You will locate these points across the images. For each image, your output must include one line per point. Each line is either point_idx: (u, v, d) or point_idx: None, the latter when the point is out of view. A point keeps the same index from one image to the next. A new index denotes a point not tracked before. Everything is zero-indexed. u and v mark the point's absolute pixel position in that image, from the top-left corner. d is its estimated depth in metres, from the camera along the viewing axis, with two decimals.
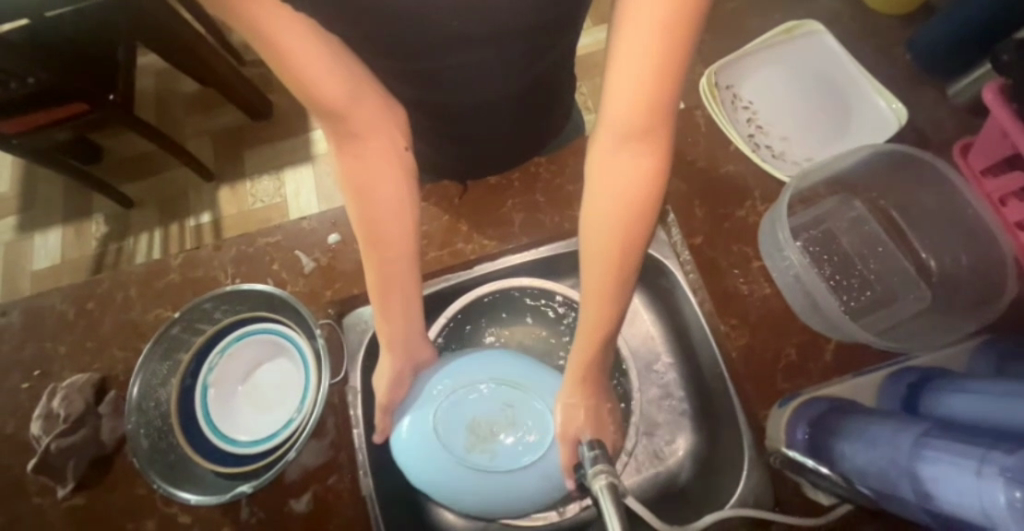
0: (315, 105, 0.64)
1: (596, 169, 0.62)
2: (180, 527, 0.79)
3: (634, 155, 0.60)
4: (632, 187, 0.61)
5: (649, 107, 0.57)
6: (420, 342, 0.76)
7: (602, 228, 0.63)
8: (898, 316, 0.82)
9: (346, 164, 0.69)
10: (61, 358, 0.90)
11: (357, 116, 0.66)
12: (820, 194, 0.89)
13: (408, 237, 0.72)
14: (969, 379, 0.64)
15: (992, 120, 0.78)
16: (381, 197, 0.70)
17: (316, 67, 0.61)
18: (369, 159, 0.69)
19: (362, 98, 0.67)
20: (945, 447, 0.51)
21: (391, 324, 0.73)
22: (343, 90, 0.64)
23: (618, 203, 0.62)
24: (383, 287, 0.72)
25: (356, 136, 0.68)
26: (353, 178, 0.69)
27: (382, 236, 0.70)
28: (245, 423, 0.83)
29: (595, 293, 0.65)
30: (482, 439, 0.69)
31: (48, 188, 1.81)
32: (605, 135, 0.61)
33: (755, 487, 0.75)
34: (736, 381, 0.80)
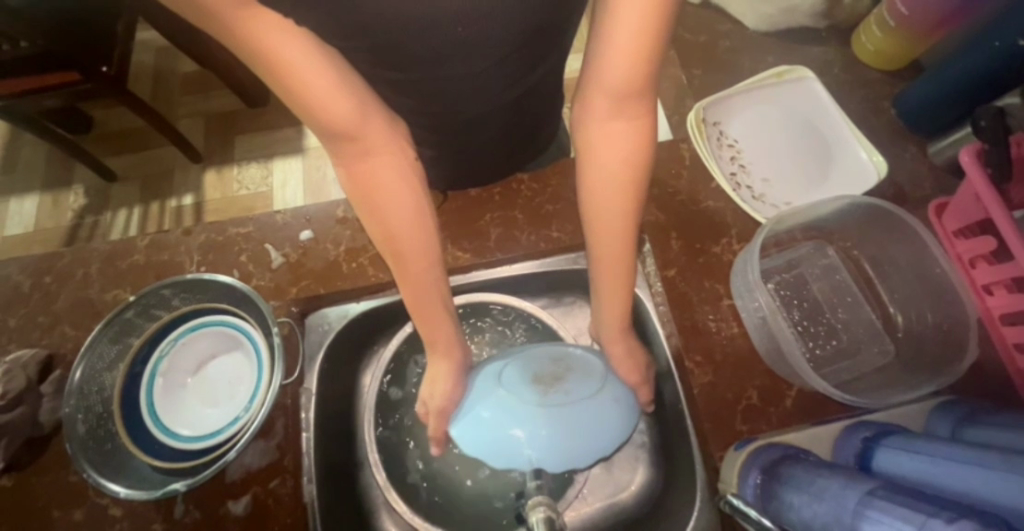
0: (325, 129, 0.62)
1: (594, 136, 0.65)
2: (109, 519, 0.76)
3: (628, 117, 0.63)
4: (631, 168, 0.65)
5: (640, 72, 0.59)
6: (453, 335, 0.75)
7: (605, 190, 0.67)
8: (861, 368, 0.82)
9: (357, 185, 0.67)
10: (9, 331, 0.87)
11: (368, 135, 0.64)
12: (796, 239, 0.89)
13: (422, 228, 0.71)
14: (922, 439, 0.64)
15: (968, 183, 0.78)
16: (397, 208, 0.68)
17: (323, 93, 0.59)
18: (384, 174, 0.67)
19: (372, 117, 0.64)
20: (891, 509, 0.50)
21: (429, 330, 0.73)
22: (349, 102, 0.61)
23: (622, 168, 0.65)
24: (406, 282, 0.71)
25: (362, 144, 0.65)
26: (369, 193, 0.67)
27: (405, 247, 0.69)
28: (192, 416, 0.82)
29: (610, 257, 0.69)
30: (551, 386, 0.66)
31: (30, 154, 1.77)
32: (598, 102, 0.63)
33: (703, 529, 0.74)
34: (696, 419, 0.79)
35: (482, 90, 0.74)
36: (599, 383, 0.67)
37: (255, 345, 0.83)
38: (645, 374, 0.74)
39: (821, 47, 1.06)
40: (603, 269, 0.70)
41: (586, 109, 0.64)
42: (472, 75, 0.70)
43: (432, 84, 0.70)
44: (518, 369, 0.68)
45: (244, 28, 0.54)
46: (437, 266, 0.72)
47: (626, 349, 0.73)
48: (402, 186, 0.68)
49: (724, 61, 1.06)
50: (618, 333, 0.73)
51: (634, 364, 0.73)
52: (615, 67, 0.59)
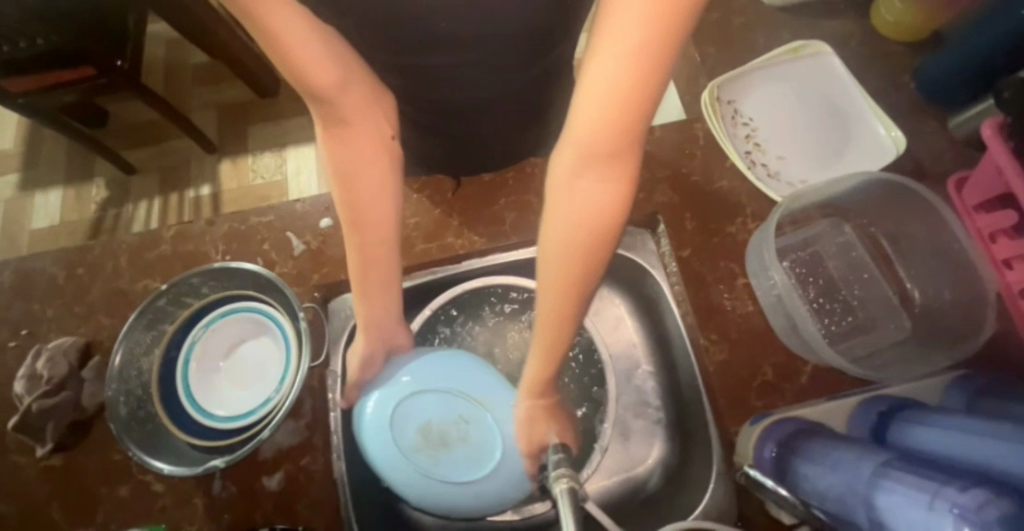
0: (301, 86, 0.62)
1: (557, 187, 0.58)
2: (153, 495, 0.80)
3: (598, 178, 0.56)
4: (586, 234, 0.58)
5: (620, 132, 0.52)
6: (394, 326, 0.77)
7: (558, 248, 0.60)
8: (876, 343, 0.82)
9: (332, 148, 0.68)
10: (48, 320, 0.91)
11: (347, 101, 0.65)
12: (812, 216, 0.89)
13: (388, 222, 0.72)
14: (938, 412, 0.65)
15: (987, 155, 0.78)
16: (364, 181, 0.70)
17: (306, 54, 0.59)
18: (356, 143, 0.68)
19: (352, 87, 0.65)
20: (903, 478, 0.51)
21: (371, 309, 0.74)
22: (336, 78, 0.62)
23: (580, 228, 0.58)
24: (362, 272, 0.72)
25: (344, 122, 0.67)
26: (339, 159, 0.69)
27: (367, 219, 0.70)
28: (225, 398, 0.85)
29: (548, 313, 0.63)
30: (438, 439, 0.73)
31: (51, 148, 1.81)
32: (566, 152, 0.56)
33: (720, 500, 0.77)
34: (711, 395, 0.81)
35: (496, 75, 0.74)
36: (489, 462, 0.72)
37: (282, 330, 0.86)
38: (538, 449, 0.70)
39: (838, 21, 1.04)
40: (538, 325, 0.64)
41: (556, 159, 0.58)
42: (487, 59, 0.70)
43: (447, 68, 0.71)
44: (426, 401, 0.74)
45: None
46: (395, 258, 0.74)
47: (545, 411, 0.70)
48: (373, 165, 0.70)
49: (738, 38, 1.04)
50: (538, 391, 0.69)
51: (549, 424, 0.70)
52: (592, 119, 0.52)
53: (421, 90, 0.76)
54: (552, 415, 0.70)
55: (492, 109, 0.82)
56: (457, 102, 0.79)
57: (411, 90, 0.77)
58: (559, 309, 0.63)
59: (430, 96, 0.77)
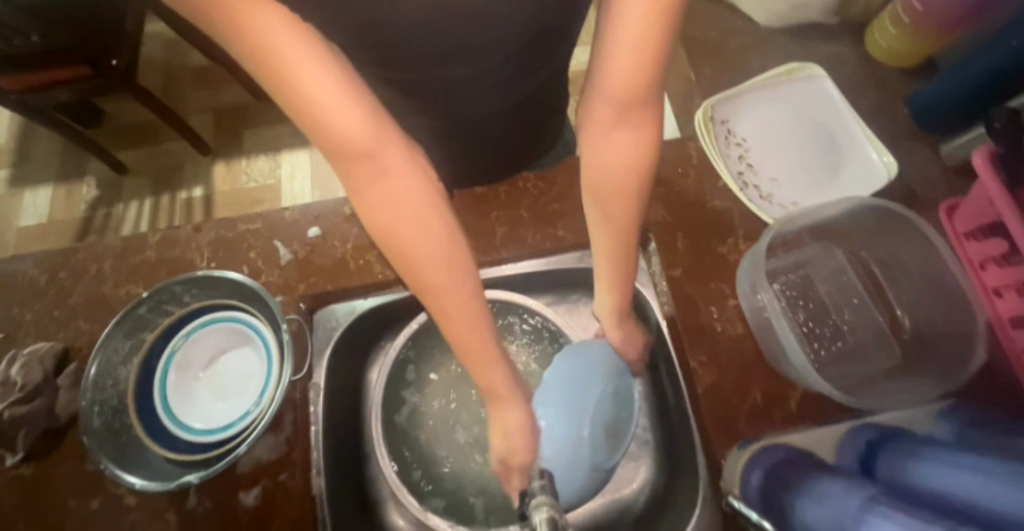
0: (337, 153, 0.54)
1: (597, 142, 0.62)
2: (125, 508, 0.78)
3: (634, 126, 0.60)
4: (634, 173, 0.62)
5: (645, 78, 0.55)
6: (512, 383, 0.68)
7: (610, 195, 0.65)
8: (866, 369, 0.82)
9: (379, 214, 0.58)
10: (26, 325, 0.89)
11: (384, 155, 0.55)
12: (804, 239, 0.89)
13: (469, 278, 0.62)
14: (925, 443, 0.64)
15: (980, 184, 0.77)
16: (433, 246, 0.59)
17: (338, 111, 0.51)
18: (407, 201, 0.58)
19: (389, 135, 0.56)
20: (893, 516, 0.50)
21: (486, 376, 0.66)
22: (368, 128, 0.53)
23: (625, 174, 0.62)
24: (456, 335, 0.64)
25: (387, 178, 0.56)
26: (392, 230, 0.58)
27: (446, 287, 0.60)
28: (205, 410, 0.84)
29: (610, 248, 0.69)
30: (611, 430, 0.76)
31: (43, 146, 1.79)
32: (603, 111, 0.59)
33: (705, 526, 0.75)
34: (699, 418, 0.80)
35: (491, 92, 0.74)
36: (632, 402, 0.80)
37: (264, 342, 0.85)
38: (641, 353, 0.81)
39: (832, 45, 1.05)
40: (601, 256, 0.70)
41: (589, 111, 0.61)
42: (480, 76, 0.70)
43: (440, 84, 0.70)
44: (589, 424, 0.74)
45: (247, 38, 0.47)
46: (486, 314, 0.64)
47: (624, 333, 0.78)
48: (432, 223, 0.59)
49: (734, 59, 1.05)
50: (616, 320, 0.76)
51: (631, 343, 0.79)
52: (620, 76, 0.55)
53: (414, 106, 0.75)
54: (627, 332, 0.78)
55: (487, 125, 0.82)
56: (449, 117, 0.78)
57: (402, 105, 0.75)
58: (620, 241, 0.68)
59: (422, 111, 0.76)
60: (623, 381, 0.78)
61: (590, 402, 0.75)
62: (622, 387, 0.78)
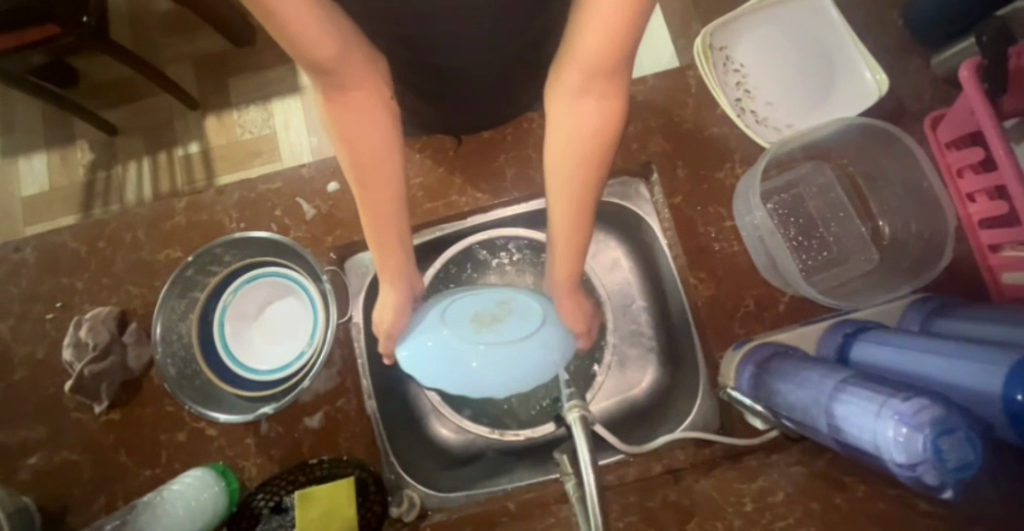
0: (305, 62, 0.61)
1: (559, 107, 0.64)
2: (208, 438, 0.91)
3: (601, 94, 0.62)
4: (597, 138, 0.65)
5: (616, 47, 0.58)
6: (410, 269, 0.80)
7: (564, 167, 0.67)
8: (849, 275, 0.91)
9: (333, 116, 0.68)
10: (80, 292, 0.96)
11: (345, 65, 0.64)
12: (797, 159, 0.94)
13: (395, 182, 0.73)
14: (894, 332, 0.75)
15: (963, 97, 0.81)
16: (367, 143, 0.70)
17: (304, 23, 0.57)
18: (355, 104, 0.67)
19: (351, 53, 0.64)
20: (859, 392, 0.62)
21: (382, 261, 0.78)
22: (332, 47, 0.60)
23: (581, 143, 0.65)
24: (372, 226, 0.75)
25: (342, 89, 0.66)
26: (340, 123, 0.68)
27: (372, 178, 0.71)
28: (263, 354, 0.94)
29: (564, 223, 0.71)
30: (484, 323, 0.73)
31: (26, 111, 1.75)
32: (569, 75, 0.62)
33: (704, 413, 0.90)
34: (699, 327, 0.91)
35: (496, 41, 0.75)
36: (535, 327, 0.74)
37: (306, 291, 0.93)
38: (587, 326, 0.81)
39: None
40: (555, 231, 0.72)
41: (561, 78, 0.63)
42: (484, 25, 0.71)
43: (446, 35, 0.71)
44: (458, 309, 0.75)
45: None
46: (403, 215, 0.75)
47: (575, 307, 0.79)
48: (372, 125, 0.69)
49: None
50: (570, 289, 0.78)
51: (581, 315, 0.80)
52: (594, 43, 0.58)
53: (421, 58, 0.77)
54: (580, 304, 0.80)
55: (492, 73, 0.84)
56: (456, 68, 0.80)
57: (408, 57, 0.77)
58: (571, 211, 0.70)
59: (430, 63, 0.78)
60: (527, 299, 0.77)
61: (478, 293, 0.77)
62: (519, 302, 0.76)
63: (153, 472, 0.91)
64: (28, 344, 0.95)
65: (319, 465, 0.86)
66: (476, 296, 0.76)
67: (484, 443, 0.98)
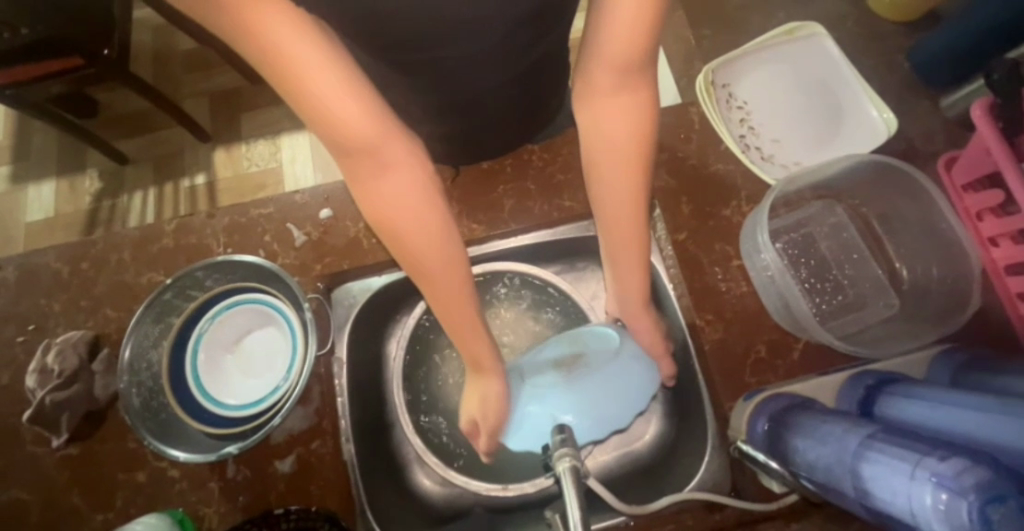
0: (345, 148, 0.59)
1: (592, 109, 0.66)
2: (169, 480, 0.83)
3: (631, 92, 0.64)
4: (639, 134, 0.66)
5: (640, 46, 0.59)
6: (489, 355, 0.74)
7: (612, 166, 0.68)
8: (867, 321, 0.85)
9: (379, 203, 0.64)
10: (55, 314, 0.92)
11: (384, 145, 0.61)
12: (805, 198, 0.91)
13: (458, 264, 0.69)
14: (924, 386, 0.68)
15: (977, 137, 0.78)
16: (415, 225, 0.65)
17: (339, 110, 0.56)
18: (405, 192, 0.64)
19: (389, 131, 0.61)
20: (887, 449, 0.54)
21: (465, 344, 0.73)
22: (370, 126, 0.58)
23: (627, 143, 0.66)
24: (444, 312, 0.71)
25: (386, 171, 0.62)
26: (383, 212, 0.65)
27: (434, 268, 0.67)
28: (235, 387, 0.88)
29: (620, 231, 0.71)
30: (569, 365, 0.77)
31: (41, 139, 1.78)
32: (598, 74, 0.63)
33: (715, 471, 0.80)
34: (706, 375, 0.83)
35: (493, 70, 0.74)
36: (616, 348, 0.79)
37: (287, 321, 0.89)
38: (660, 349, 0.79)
39: (833, 2, 1.04)
40: (614, 237, 0.72)
41: (588, 81, 0.64)
42: (484, 55, 0.70)
43: (439, 63, 0.70)
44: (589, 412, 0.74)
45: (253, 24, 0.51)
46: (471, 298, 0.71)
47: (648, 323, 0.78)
48: (424, 208, 0.65)
49: (732, 22, 1.05)
50: (639, 307, 0.76)
51: (655, 336, 0.79)
52: (615, 44, 0.59)
53: (420, 87, 0.76)
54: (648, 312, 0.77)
55: (489, 103, 0.83)
56: (453, 97, 0.79)
57: (407, 84, 0.76)
58: (627, 214, 0.70)
59: (426, 90, 0.77)
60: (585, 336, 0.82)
61: (545, 349, 0.83)
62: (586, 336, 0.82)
63: (105, 516, 0.83)
64: None
65: (285, 516, 0.76)
66: (541, 352, 0.82)
67: (472, 499, 0.88)
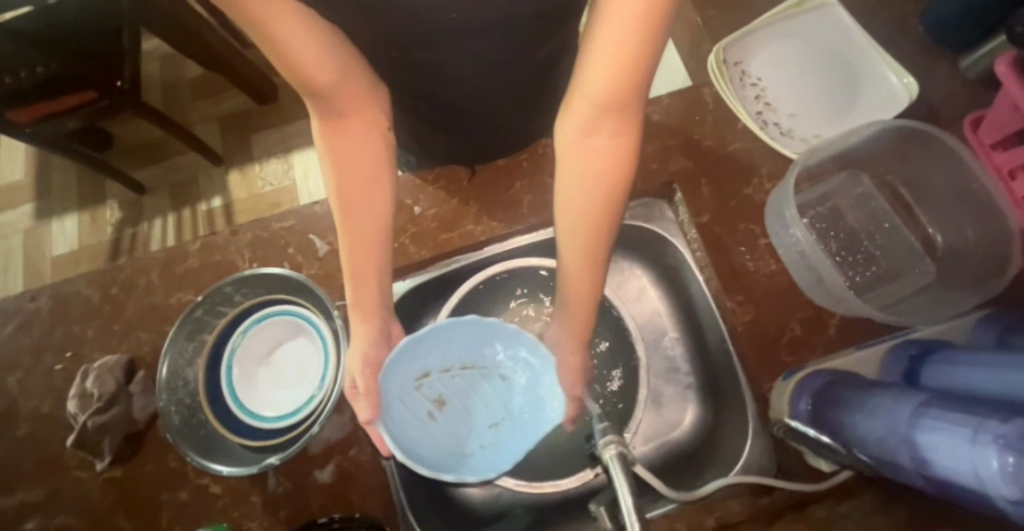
0: (299, 83, 0.64)
1: (570, 143, 0.64)
2: (211, 497, 0.84)
3: (610, 131, 0.63)
4: (609, 170, 0.65)
5: (626, 84, 0.58)
6: (391, 314, 0.78)
7: (581, 196, 0.67)
8: (905, 290, 0.83)
9: (328, 136, 0.70)
10: (90, 341, 0.94)
11: (341, 95, 0.67)
12: (829, 171, 0.89)
13: (381, 220, 0.74)
14: (969, 350, 0.66)
15: (1003, 92, 0.77)
16: (353, 173, 0.72)
17: (302, 49, 0.60)
18: (354, 134, 0.71)
19: (350, 80, 0.67)
20: (943, 415, 0.53)
21: (367, 309, 0.75)
22: (330, 71, 0.64)
23: (598, 175, 0.65)
24: (357, 275, 0.74)
25: (339, 114, 0.69)
26: (329, 151, 0.71)
27: (358, 214, 0.72)
28: (270, 400, 0.88)
29: (577, 253, 0.69)
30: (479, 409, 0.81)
31: (61, 175, 1.83)
32: (583, 111, 0.62)
33: (759, 455, 0.79)
34: (742, 357, 0.82)
35: (505, 64, 0.74)
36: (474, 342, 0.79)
37: (318, 331, 0.89)
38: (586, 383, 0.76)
39: None
40: (571, 254, 0.70)
41: (568, 116, 0.64)
42: (496, 49, 0.70)
43: (453, 61, 0.70)
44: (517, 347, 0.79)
45: None
46: (385, 258, 0.75)
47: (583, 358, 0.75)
48: (367, 155, 0.72)
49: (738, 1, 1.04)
50: (576, 343, 0.75)
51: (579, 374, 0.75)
52: (600, 81, 0.58)
53: (435, 87, 0.76)
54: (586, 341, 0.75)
55: (500, 99, 0.83)
56: (467, 94, 0.79)
57: (421, 85, 0.76)
58: (589, 240, 0.68)
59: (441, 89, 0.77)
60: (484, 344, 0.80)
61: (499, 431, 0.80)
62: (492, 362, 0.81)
63: None
64: (36, 397, 0.92)
65: (329, 525, 0.76)
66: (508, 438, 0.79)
67: (511, 499, 0.87)
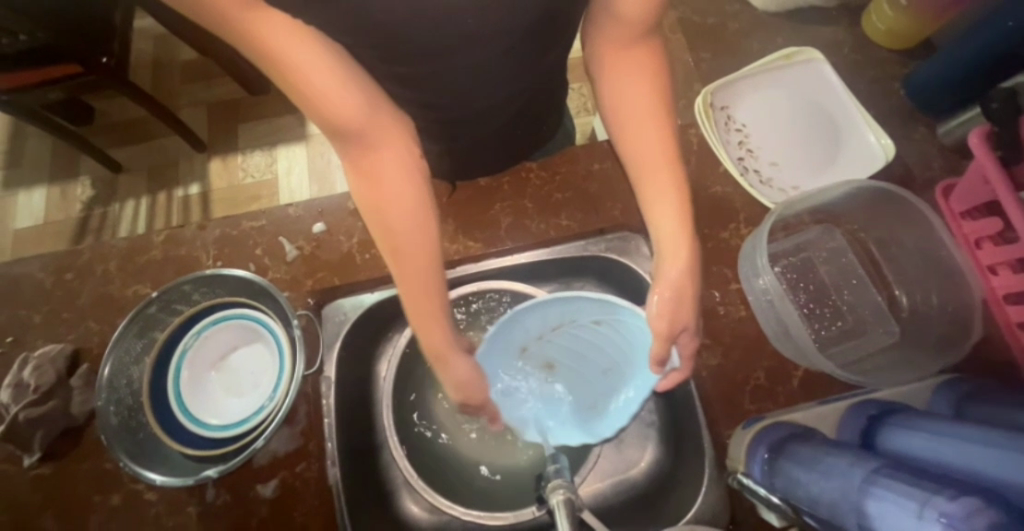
0: (329, 125, 0.60)
1: (613, 84, 0.72)
2: (145, 504, 0.79)
3: (641, 59, 0.71)
4: (654, 104, 0.71)
5: (649, 8, 0.65)
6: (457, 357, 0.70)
7: (634, 124, 0.71)
8: (866, 348, 0.84)
9: (360, 181, 0.64)
10: (35, 326, 0.89)
11: (372, 127, 0.62)
12: (805, 222, 0.90)
13: (431, 250, 0.67)
14: (926, 417, 0.66)
15: (975, 164, 0.78)
16: (399, 211, 0.65)
17: (330, 85, 0.57)
18: (388, 172, 0.64)
19: (379, 114, 0.62)
20: (894, 485, 0.53)
21: (426, 335, 0.68)
22: (358, 106, 0.59)
23: (647, 113, 0.71)
24: (419, 304, 0.67)
25: (372, 148, 0.63)
26: (367, 192, 0.64)
27: (405, 247, 0.66)
28: (219, 407, 0.86)
29: (652, 201, 0.71)
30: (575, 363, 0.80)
31: (35, 145, 1.76)
32: (613, 40, 0.70)
33: (712, 503, 0.76)
34: (706, 401, 0.81)
35: (493, 87, 0.74)
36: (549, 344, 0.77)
37: (276, 338, 0.86)
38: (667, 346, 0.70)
39: (833, 27, 1.06)
40: (648, 216, 0.71)
41: (604, 51, 0.71)
42: (484, 72, 0.69)
43: (441, 80, 0.69)
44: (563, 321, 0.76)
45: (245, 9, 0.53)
46: (440, 284, 0.68)
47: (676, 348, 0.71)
48: (407, 187, 0.65)
49: (731, 45, 1.06)
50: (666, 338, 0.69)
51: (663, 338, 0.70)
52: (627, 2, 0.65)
53: (420, 103, 0.75)
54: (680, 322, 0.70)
55: (487, 120, 0.82)
56: (453, 113, 0.78)
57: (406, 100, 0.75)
58: (659, 183, 0.70)
59: (426, 105, 0.76)
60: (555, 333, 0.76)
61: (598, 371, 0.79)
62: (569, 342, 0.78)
63: None
64: None
65: None
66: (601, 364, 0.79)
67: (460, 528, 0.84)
